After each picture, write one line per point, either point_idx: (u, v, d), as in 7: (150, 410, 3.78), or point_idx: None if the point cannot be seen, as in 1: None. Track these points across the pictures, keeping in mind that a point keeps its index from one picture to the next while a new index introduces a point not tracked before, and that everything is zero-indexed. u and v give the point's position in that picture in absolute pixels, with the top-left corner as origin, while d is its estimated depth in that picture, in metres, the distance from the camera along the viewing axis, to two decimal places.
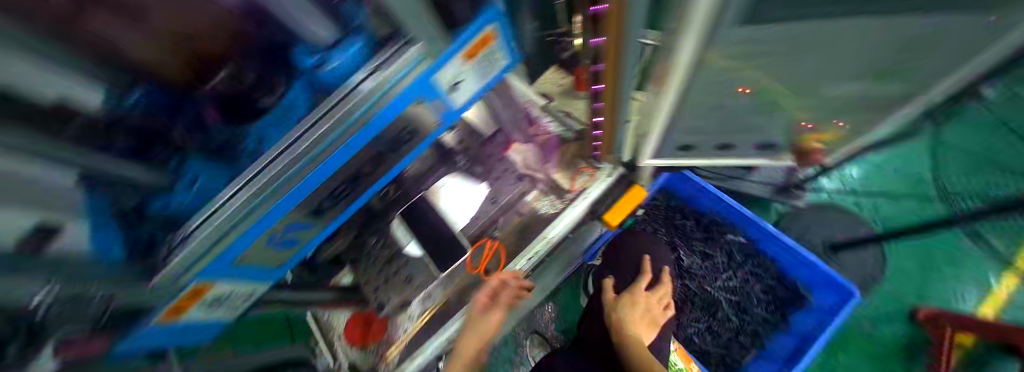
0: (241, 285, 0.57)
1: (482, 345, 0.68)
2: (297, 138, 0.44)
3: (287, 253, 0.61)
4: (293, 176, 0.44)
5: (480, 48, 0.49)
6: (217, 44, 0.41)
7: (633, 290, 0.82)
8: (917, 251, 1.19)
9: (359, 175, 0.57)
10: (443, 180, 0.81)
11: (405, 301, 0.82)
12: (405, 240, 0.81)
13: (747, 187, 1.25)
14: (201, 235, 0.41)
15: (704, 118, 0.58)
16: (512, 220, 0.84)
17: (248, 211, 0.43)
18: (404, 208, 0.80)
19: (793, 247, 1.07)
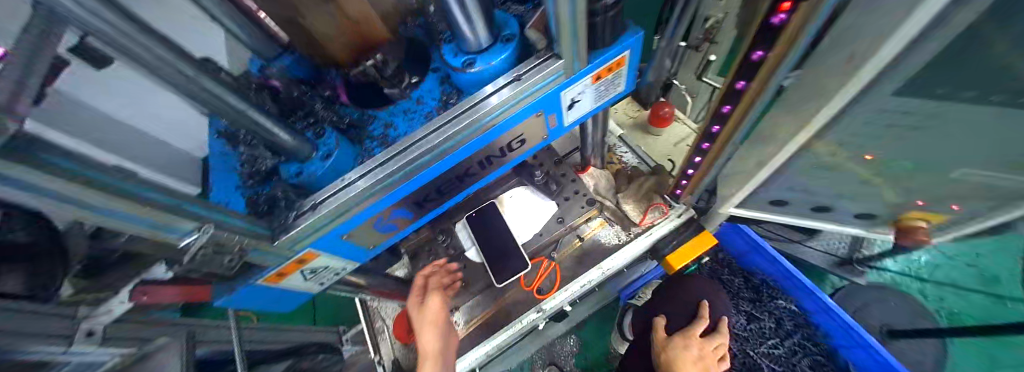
0: (337, 261, 0.59)
1: (438, 334, 0.70)
2: (430, 132, 0.46)
3: (384, 238, 0.61)
4: (419, 167, 0.47)
5: (609, 72, 0.51)
6: (376, 32, 0.52)
7: (687, 335, 0.78)
8: (989, 356, 1.09)
9: (465, 173, 0.58)
10: (513, 191, 0.83)
11: (455, 306, 0.81)
12: (467, 244, 0.82)
13: (804, 253, 1.20)
14: (333, 205, 0.45)
15: (811, 176, 0.57)
16: (573, 243, 0.83)
17: (374, 191, 0.46)
18: (472, 213, 0.81)
19: (854, 326, 0.98)
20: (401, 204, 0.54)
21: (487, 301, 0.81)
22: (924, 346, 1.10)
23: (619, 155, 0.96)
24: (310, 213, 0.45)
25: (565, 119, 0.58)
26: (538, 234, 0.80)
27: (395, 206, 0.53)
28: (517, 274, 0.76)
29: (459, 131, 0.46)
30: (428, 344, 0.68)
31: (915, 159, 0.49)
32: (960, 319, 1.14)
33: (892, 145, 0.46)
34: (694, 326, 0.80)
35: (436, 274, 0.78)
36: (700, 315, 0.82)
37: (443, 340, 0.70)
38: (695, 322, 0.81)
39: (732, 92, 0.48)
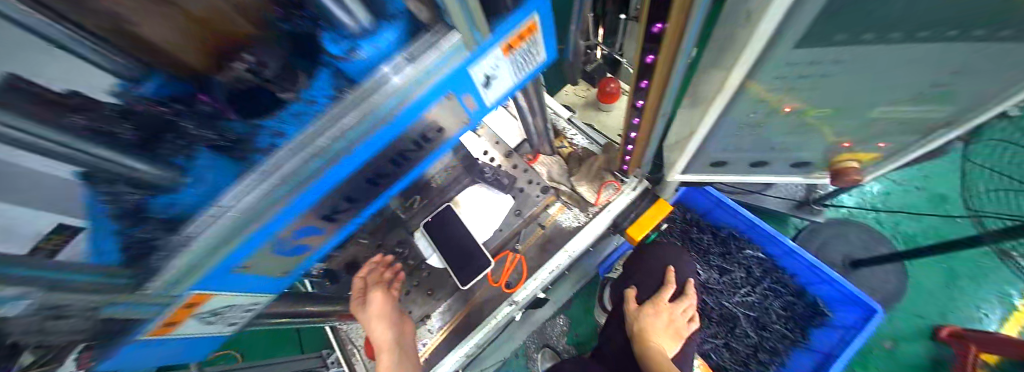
0: (242, 292, 0.49)
1: (388, 324, 0.67)
2: (305, 140, 0.36)
3: (296, 258, 0.54)
4: (301, 185, 0.37)
5: (525, 38, 0.40)
6: (241, 20, 0.33)
7: (658, 303, 0.80)
8: (940, 269, 1.17)
9: (376, 173, 0.50)
10: (467, 190, 0.83)
11: (427, 314, 0.80)
12: (428, 252, 0.80)
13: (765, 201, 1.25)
14: (199, 244, 0.35)
15: (742, 135, 0.58)
16: (536, 233, 0.83)
17: (246, 222, 0.36)
18: (428, 220, 0.79)
19: (816, 264, 1.04)
20: (306, 220, 0.45)
21: (458, 303, 0.81)
22: (883, 269, 1.17)
23: (568, 138, 0.93)
24: (184, 247, 0.36)
25: (485, 101, 0.49)
26: (499, 229, 0.80)
27: (294, 225, 0.43)
28: (481, 274, 0.76)
29: (349, 128, 0.36)
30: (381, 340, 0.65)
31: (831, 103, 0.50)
32: (910, 240, 1.22)
33: (807, 96, 0.47)
34: (661, 292, 0.82)
35: (380, 271, 0.75)
36: (666, 282, 0.85)
37: (397, 334, 0.67)
38: (663, 288, 0.83)
39: (646, 66, 0.46)
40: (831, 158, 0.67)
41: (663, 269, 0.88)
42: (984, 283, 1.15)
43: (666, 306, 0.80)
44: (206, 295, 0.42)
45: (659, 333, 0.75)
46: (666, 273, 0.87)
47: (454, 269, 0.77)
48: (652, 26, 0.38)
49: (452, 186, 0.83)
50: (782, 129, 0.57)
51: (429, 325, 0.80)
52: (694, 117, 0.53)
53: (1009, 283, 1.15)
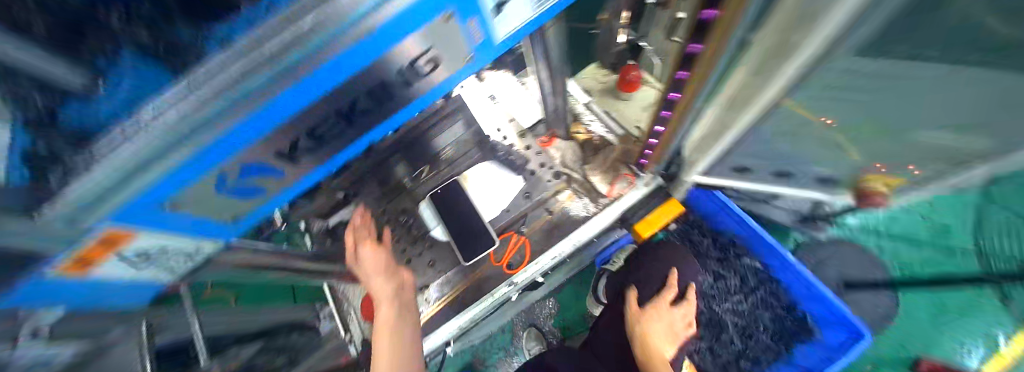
0: (176, 240, 0.37)
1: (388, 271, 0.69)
2: (227, 59, 0.21)
3: (252, 203, 0.40)
4: (213, 130, 0.23)
5: None
6: None
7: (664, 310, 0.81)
8: (931, 301, 1.18)
9: (353, 111, 0.34)
10: (476, 166, 0.80)
11: (425, 283, 0.81)
12: (432, 224, 0.80)
13: (771, 212, 1.24)
14: (69, 198, 0.23)
15: (772, 143, 0.55)
16: (542, 218, 0.82)
17: (129, 174, 0.23)
18: (434, 192, 0.78)
19: (812, 282, 1.03)
20: (264, 156, 0.31)
21: (456, 276, 0.81)
22: (876, 294, 1.18)
23: (585, 124, 0.88)
24: (85, 172, 0.23)
25: (495, 30, 0.34)
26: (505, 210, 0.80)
27: (241, 161, 0.28)
28: (484, 252, 0.78)
29: (292, 42, 0.21)
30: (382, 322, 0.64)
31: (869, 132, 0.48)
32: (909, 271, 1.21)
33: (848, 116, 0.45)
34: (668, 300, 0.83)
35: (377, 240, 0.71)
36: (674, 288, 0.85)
37: (398, 314, 0.66)
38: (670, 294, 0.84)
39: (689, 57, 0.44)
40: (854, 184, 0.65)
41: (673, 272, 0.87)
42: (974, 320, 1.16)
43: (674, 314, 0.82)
44: (128, 234, 0.29)
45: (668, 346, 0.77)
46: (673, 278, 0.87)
47: (458, 244, 0.78)
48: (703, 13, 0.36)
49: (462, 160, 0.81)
50: (810, 145, 0.55)
51: (426, 295, 0.81)
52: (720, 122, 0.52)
53: (998, 323, 1.14)
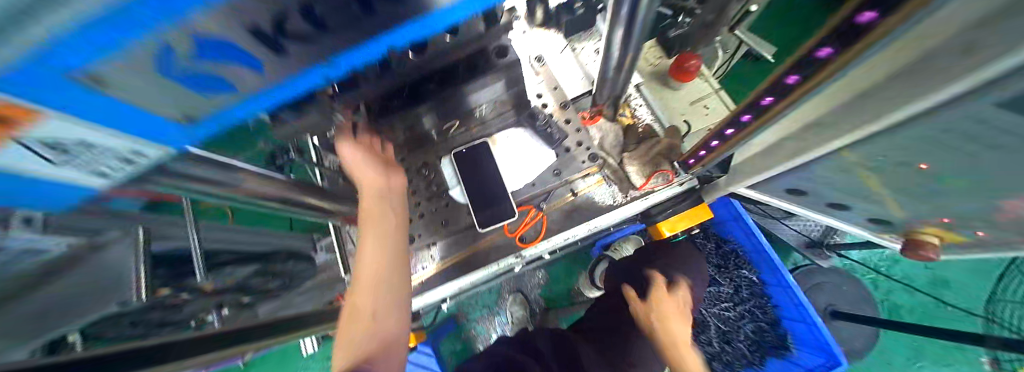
0: (128, 145, 0.30)
1: (379, 175, 0.59)
2: None
3: (221, 103, 0.33)
4: None
5: None
6: None
7: (676, 324, 0.76)
8: (912, 346, 1.21)
9: None
10: (509, 131, 0.76)
11: (433, 242, 0.79)
12: (451, 182, 0.77)
13: (780, 229, 1.26)
14: None
15: (847, 174, 0.49)
16: (564, 198, 0.79)
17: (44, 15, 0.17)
18: (460, 150, 0.75)
19: (803, 304, 1.05)
20: (226, 16, 0.25)
21: (465, 240, 0.79)
22: (857, 327, 1.21)
23: (633, 108, 0.87)
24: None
25: None
26: (530, 184, 0.77)
27: (201, 20, 0.23)
28: (502, 222, 0.75)
29: None
30: (367, 297, 0.50)
31: (956, 189, 0.43)
32: (892, 314, 1.24)
33: (945, 170, 0.40)
34: (679, 312, 0.78)
35: (372, 188, 0.58)
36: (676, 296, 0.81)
37: (391, 278, 0.53)
38: (677, 304, 0.79)
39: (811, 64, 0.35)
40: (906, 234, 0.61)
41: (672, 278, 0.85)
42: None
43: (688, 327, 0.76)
44: (43, 117, 0.22)
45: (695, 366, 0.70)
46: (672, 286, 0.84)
47: (476, 209, 0.74)
48: (860, 12, 0.27)
49: (495, 123, 0.76)
50: (879, 188, 0.50)
51: (431, 252, 0.80)
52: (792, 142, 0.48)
53: None
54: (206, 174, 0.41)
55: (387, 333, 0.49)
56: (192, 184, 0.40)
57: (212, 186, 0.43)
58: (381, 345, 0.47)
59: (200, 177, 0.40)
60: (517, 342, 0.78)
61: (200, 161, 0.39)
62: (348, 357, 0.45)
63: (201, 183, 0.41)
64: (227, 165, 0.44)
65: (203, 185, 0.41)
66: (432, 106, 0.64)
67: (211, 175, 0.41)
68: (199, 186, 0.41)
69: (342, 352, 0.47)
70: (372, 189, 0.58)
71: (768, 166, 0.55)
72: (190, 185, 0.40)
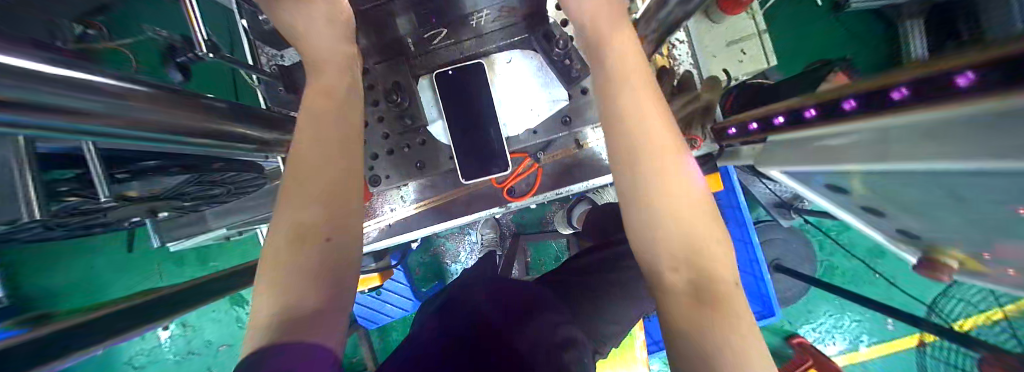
0: None
1: (344, 52, 0.49)
2: None
3: None
4: None
5: None
6: None
7: (655, 161, 0.42)
8: (830, 300, 1.46)
9: None
10: (512, 53, 0.62)
11: (403, 183, 0.66)
12: (432, 115, 0.64)
13: (756, 186, 1.32)
14: None
15: (907, 187, 0.41)
16: (565, 150, 0.69)
17: None
18: (445, 70, 0.60)
19: (758, 259, 1.14)
20: None
21: (443, 185, 0.72)
22: (789, 280, 1.38)
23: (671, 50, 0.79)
24: None
25: None
26: (531, 132, 0.63)
27: None
28: (489, 176, 0.63)
29: None
30: (305, 214, 0.39)
31: (989, 232, 0.40)
32: (827, 272, 1.42)
33: (998, 219, 0.35)
34: (667, 145, 0.43)
35: (331, 84, 0.46)
36: (656, 107, 0.44)
37: (343, 195, 0.42)
38: (660, 128, 0.43)
39: (927, 88, 0.29)
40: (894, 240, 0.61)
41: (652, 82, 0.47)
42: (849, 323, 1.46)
43: (681, 166, 0.42)
44: None
45: (690, 222, 0.40)
46: (654, 91, 0.46)
47: (460, 157, 0.61)
48: None
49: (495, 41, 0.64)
50: (905, 206, 0.47)
51: (401, 192, 0.73)
52: (841, 144, 0.42)
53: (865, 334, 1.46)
54: (81, 105, 0.27)
55: (335, 267, 0.40)
56: (62, 122, 0.27)
57: (84, 124, 0.29)
58: (328, 294, 0.38)
59: (71, 112, 0.27)
60: (474, 283, 0.76)
61: (73, 91, 0.26)
62: (287, 298, 0.36)
63: (83, 119, 0.28)
64: (126, 94, 0.31)
65: (79, 122, 0.28)
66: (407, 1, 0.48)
67: (91, 105, 0.28)
68: (77, 125, 0.28)
69: (270, 285, 0.37)
70: (338, 86, 0.46)
71: (801, 161, 0.49)
72: (60, 124, 0.27)
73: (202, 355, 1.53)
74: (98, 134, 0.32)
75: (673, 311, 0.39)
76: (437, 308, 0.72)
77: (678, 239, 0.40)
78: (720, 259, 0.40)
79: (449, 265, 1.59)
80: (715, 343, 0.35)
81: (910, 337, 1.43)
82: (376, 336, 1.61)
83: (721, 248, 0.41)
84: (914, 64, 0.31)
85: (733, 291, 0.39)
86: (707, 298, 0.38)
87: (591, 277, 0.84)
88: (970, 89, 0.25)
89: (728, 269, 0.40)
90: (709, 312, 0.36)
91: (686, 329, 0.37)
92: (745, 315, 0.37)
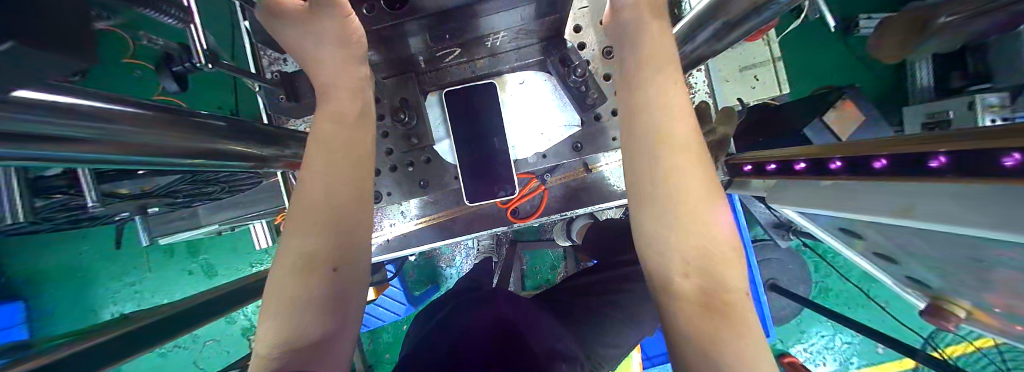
0: None
1: (352, 74, 0.49)
2: None
3: None
4: None
5: None
6: None
7: (671, 158, 0.39)
8: (822, 321, 1.46)
9: None
10: (525, 75, 0.64)
11: (404, 198, 0.66)
12: (439, 134, 0.66)
13: (755, 207, 1.27)
14: None
15: (916, 239, 0.40)
16: (576, 171, 0.72)
17: None
18: (455, 89, 0.60)
19: (754, 281, 1.09)
20: None
21: (446, 201, 0.75)
22: (784, 301, 1.36)
23: (688, 77, 0.78)
24: None
25: None
26: (540, 155, 0.65)
27: None
28: (494, 198, 0.63)
29: None
30: (311, 242, 0.37)
31: (1000, 291, 0.38)
32: (821, 294, 1.41)
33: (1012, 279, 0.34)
34: (689, 140, 0.40)
35: (337, 105, 0.46)
36: (678, 100, 0.42)
37: (346, 218, 0.40)
38: (681, 122, 0.40)
39: (977, 170, 0.26)
40: (899, 281, 0.59)
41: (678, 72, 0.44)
42: (840, 346, 1.46)
43: (701, 163, 0.39)
44: None
45: (702, 225, 0.37)
46: (681, 82, 0.43)
47: (467, 176, 0.61)
48: None
49: (507, 62, 0.64)
50: (912, 255, 0.45)
51: (402, 208, 0.75)
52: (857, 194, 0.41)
53: (857, 357, 1.45)
54: (52, 129, 0.25)
55: (340, 297, 0.38)
56: (33, 147, 0.26)
57: (61, 148, 0.28)
58: (329, 319, 0.37)
59: (41, 136, 0.25)
60: (474, 297, 0.74)
61: (46, 116, 0.24)
62: (290, 329, 0.34)
63: (56, 142, 0.26)
64: (110, 114, 0.30)
65: (63, 148, 0.28)
66: (425, 23, 0.47)
67: (66, 129, 0.26)
68: (56, 150, 0.27)
69: (270, 318, 0.35)
70: (347, 111, 0.46)
71: (815, 205, 0.49)
72: (31, 150, 0.26)
73: (186, 348, 1.50)
74: (81, 158, 0.31)
75: (679, 316, 0.37)
76: (435, 321, 0.71)
77: (688, 240, 0.37)
78: (733, 265, 0.37)
79: (443, 269, 1.57)
80: (721, 353, 0.33)
81: (901, 362, 1.43)
82: (365, 337, 1.58)
83: (737, 255, 0.38)
84: (960, 134, 0.30)
85: (744, 301, 0.36)
86: (717, 309, 0.35)
87: (586, 302, 0.80)
88: (1014, 172, 0.23)
89: (742, 277, 0.37)
90: (717, 322, 0.34)
91: (691, 335, 0.35)
92: (755, 326, 0.35)
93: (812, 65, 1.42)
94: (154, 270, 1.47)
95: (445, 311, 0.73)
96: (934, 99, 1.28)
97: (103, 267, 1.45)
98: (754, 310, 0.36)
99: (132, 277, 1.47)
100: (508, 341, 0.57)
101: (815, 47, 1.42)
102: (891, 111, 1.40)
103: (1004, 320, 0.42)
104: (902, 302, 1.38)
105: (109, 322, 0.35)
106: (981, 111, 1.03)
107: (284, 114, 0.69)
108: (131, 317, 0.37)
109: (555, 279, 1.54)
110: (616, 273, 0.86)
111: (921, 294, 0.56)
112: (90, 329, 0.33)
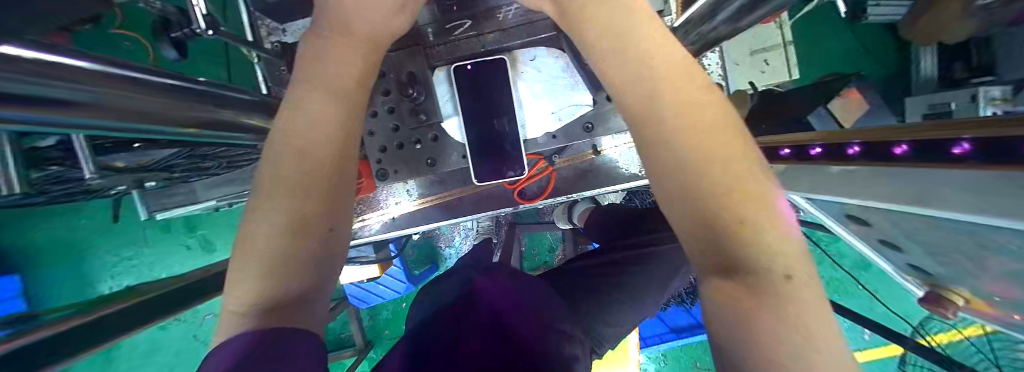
0: None
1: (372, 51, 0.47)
2: None
3: None
4: None
5: None
6: None
7: (656, 125, 0.40)
8: None
9: None
10: (537, 51, 0.62)
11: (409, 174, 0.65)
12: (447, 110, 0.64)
13: None
14: None
15: (929, 229, 0.40)
16: (582, 154, 0.72)
17: None
18: (465, 65, 0.59)
19: None
20: None
21: (452, 181, 0.75)
22: None
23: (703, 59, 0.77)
24: None
25: None
26: (551, 136, 0.64)
27: None
28: (503, 179, 0.63)
29: None
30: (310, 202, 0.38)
31: (999, 282, 0.40)
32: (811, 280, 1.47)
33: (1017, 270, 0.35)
34: (677, 109, 0.38)
35: (341, 76, 0.44)
36: (661, 61, 0.41)
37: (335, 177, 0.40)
38: (670, 93, 0.39)
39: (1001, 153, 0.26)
40: (901, 270, 0.61)
41: (660, 29, 0.43)
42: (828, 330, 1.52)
43: (691, 121, 0.38)
44: None
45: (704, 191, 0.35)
46: (667, 43, 0.42)
47: (477, 156, 0.61)
48: None
49: (517, 37, 0.61)
50: (917, 245, 0.46)
51: (406, 187, 0.75)
52: (875, 182, 0.41)
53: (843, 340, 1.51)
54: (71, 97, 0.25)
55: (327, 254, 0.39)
56: (72, 119, 0.26)
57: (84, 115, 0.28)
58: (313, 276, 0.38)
59: (69, 105, 0.25)
60: (479, 275, 0.75)
61: (78, 85, 0.25)
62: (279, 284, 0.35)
63: (76, 111, 0.26)
64: (134, 84, 0.30)
65: (101, 119, 0.29)
66: None
67: (87, 98, 0.26)
68: (94, 120, 0.29)
69: (259, 284, 0.34)
70: (343, 81, 0.43)
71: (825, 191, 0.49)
72: (75, 120, 0.27)
73: (187, 323, 1.53)
74: (111, 126, 0.32)
75: (714, 307, 0.33)
76: (435, 298, 0.72)
77: (692, 211, 0.36)
78: (762, 235, 0.32)
79: (442, 249, 1.59)
80: (760, 345, 0.28)
81: (884, 346, 1.50)
82: (366, 315, 1.61)
83: (767, 217, 0.32)
84: (995, 120, 0.30)
85: (786, 281, 0.30)
86: (753, 292, 0.30)
87: (588, 284, 0.82)
88: None
89: (778, 252, 0.31)
90: (755, 309, 0.29)
91: (727, 330, 0.31)
92: (813, 314, 0.28)
93: (819, 51, 1.40)
94: (152, 244, 1.47)
95: (449, 286, 0.75)
96: (936, 91, 1.28)
97: (101, 240, 1.45)
98: (807, 292, 0.30)
99: (131, 252, 1.47)
100: (506, 325, 0.58)
101: (824, 28, 1.39)
102: (894, 102, 1.39)
103: (1004, 308, 0.43)
104: (889, 289, 1.43)
105: (129, 290, 0.37)
106: (983, 104, 1.03)
107: (284, 87, 0.68)
108: (142, 289, 0.37)
109: (552, 262, 1.57)
110: (619, 256, 0.87)
111: (922, 282, 0.57)
112: (105, 299, 0.33)
